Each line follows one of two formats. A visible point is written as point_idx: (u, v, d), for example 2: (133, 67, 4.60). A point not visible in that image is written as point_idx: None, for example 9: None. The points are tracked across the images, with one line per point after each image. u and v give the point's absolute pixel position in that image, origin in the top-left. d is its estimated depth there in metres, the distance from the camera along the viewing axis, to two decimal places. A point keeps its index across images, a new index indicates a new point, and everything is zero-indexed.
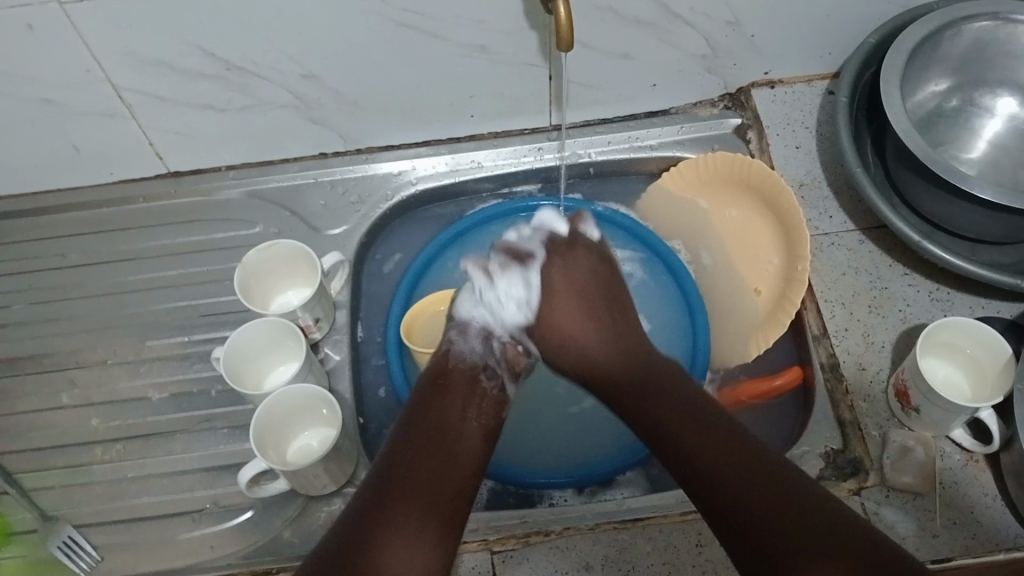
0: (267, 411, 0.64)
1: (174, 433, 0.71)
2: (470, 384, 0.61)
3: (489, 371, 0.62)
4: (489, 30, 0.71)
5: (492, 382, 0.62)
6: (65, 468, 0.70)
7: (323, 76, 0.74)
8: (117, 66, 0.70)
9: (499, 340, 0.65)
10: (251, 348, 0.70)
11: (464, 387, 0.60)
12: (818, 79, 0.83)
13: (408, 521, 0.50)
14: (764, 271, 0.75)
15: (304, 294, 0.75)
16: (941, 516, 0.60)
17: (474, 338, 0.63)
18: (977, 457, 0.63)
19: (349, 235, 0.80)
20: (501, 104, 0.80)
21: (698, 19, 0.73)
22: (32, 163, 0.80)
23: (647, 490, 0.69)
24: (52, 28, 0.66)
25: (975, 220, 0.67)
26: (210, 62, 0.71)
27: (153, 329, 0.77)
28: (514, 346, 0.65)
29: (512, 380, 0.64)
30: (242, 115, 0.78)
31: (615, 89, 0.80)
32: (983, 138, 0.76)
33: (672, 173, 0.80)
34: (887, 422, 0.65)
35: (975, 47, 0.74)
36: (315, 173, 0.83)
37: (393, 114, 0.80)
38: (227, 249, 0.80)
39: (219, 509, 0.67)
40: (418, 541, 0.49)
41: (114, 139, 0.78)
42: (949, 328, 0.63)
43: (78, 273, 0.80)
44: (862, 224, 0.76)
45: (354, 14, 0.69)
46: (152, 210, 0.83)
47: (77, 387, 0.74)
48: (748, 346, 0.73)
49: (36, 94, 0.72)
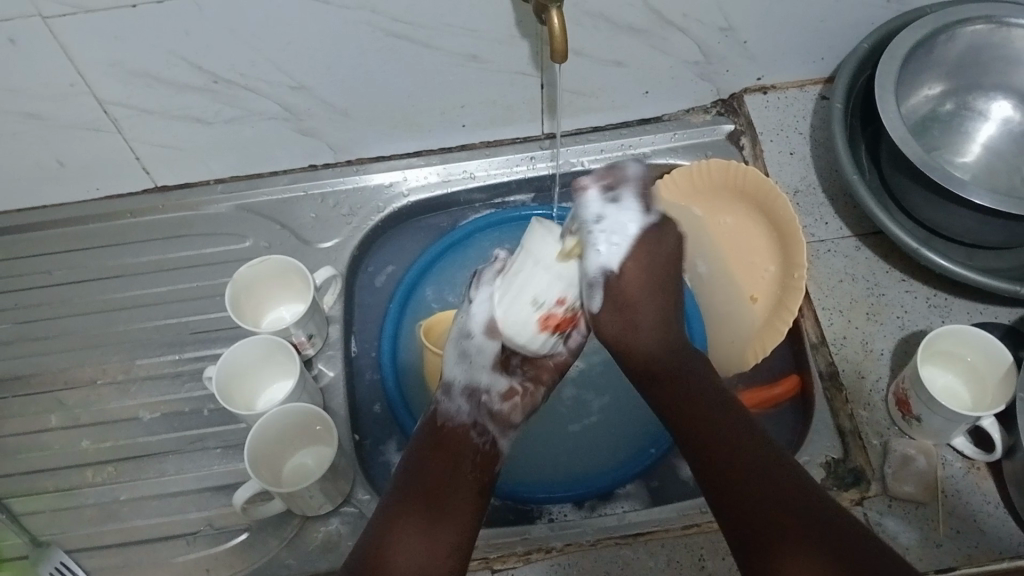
0: (261, 431, 0.63)
1: (166, 453, 0.70)
2: (462, 443, 0.59)
3: (477, 428, 0.61)
4: (481, 39, 0.70)
5: (483, 438, 0.61)
6: (55, 491, 0.69)
7: (313, 87, 0.73)
8: (101, 79, 0.69)
9: (486, 396, 0.62)
10: (244, 367, 0.69)
11: (457, 445, 0.59)
12: (811, 84, 0.83)
13: (407, 532, 0.53)
14: (761, 279, 0.74)
15: (297, 310, 0.74)
16: (944, 525, 0.59)
17: (458, 398, 0.62)
18: (978, 465, 0.62)
19: (340, 248, 0.79)
20: (493, 113, 0.79)
21: (691, 25, 0.73)
22: (17, 179, 0.79)
23: (648, 504, 0.68)
24: (34, 42, 0.65)
25: (973, 226, 0.66)
26: (198, 74, 0.70)
27: (143, 347, 0.75)
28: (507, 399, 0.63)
29: (503, 435, 0.63)
30: (230, 128, 0.77)
31: (607, 96, 0.80)
32: (977, 141, 0.76)
33: (666, 181, 0.78)
34: (887, 430, 0.64)
35: (969, 50, 0.73)
36: (304, 185, 0.82)
37: (383, 124, 0.79)
38: (216, 264, 0.79)
39: (214, 531, 0.66)
40: (415, 543, 0.53)
41: (100, 153, 0.77)
42: (979, 338, 0.62)
43: (65, 290, 0.79)
44: (858, 231, 0.75)
45: (343, 25, 0.68)
46: (139, 225, 0.82)
47: (67, 408, 0.73)
48: (744, 354, 0.73)
49: (21, 109, 0.71)
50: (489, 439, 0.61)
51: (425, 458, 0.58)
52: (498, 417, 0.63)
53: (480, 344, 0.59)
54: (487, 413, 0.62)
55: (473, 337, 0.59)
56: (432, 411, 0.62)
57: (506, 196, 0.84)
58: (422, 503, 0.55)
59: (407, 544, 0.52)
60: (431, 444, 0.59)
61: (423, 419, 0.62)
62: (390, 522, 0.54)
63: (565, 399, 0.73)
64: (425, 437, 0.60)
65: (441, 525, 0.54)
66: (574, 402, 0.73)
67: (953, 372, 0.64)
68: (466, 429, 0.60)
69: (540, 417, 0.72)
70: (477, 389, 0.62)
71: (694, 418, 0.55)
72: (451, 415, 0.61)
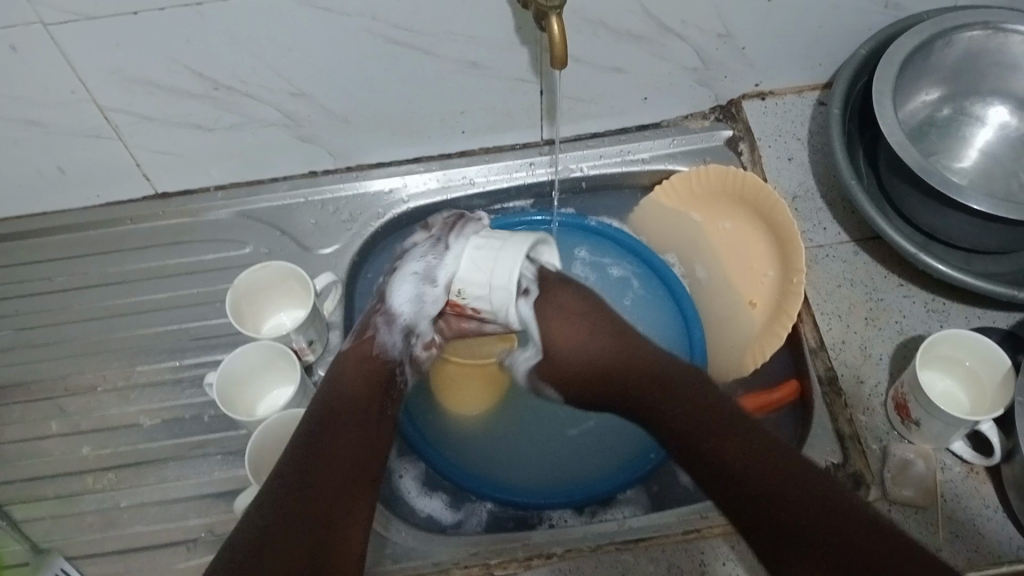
0: (261, 436, 0.63)
1: (167, 459, 0.70)
2: (387, 379, 0.61)
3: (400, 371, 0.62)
4: (481, 45, 0.71)
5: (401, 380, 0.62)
6: (56, 498, 0.69)
7: (314, 94, 0.73)
8: (101, 86, 0.69)
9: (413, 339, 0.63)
10: (245, 373, 0.69)
11: (379, 377, 0.60)
12: (809, 90, 0.83)
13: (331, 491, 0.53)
14: (760, 284, 0.75)
15: (298, 316, 0.74)
16: (944, 529, 0.59)
17: (396, 333, 0.62)
18: (977, 469, 0.62)
19: (340, 254, 0.79)
20: (493, 119, 0.79)
21: (690, 32, 0.73)
22: (17, 186, 0.79)
23: (648, 510, 0.68)
24: (34, 49, 0.65)
25: (970, 231, 0.66)
26: (198, 81, 0.71)
27: (144, 354, 0.75)
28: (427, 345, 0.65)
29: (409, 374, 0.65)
30: (230, 135, 0.77)
31: (606, 102, 0.80)
32: (974, 146, 0.76)
33: (664, 188, 0.79)
34: (887, 435, 0.64)
35: (966, 56, 0.74)
36: (304, 192, 0.82)
37: (383, 130, 0.79)
38: (217, 271, 0.79)
39: (215, 537, 0.66)
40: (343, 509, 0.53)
41: (100, 159, 0.77)
42: (988, 345, 0.62)
43: (65, 297, 0.79)
44: (856, 235, 0.75)
45: (344, 32, 0.68)
46: (139, 231, 0.82)
47: (67, 414, 0.73)
48: (744, 358, 0.73)
49: (21, 115, 0.71)
50: (404, 379, 0.63)
51: (335, 412, 0.57)
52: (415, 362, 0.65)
53: (434, 294, 0.61)
54: (409, 355, 0.63)
55: (433, 287, 0.60)
56: (367, 339, 0.61)
57: (506, 202, 0.84)
58: (343, 473, 0.54)
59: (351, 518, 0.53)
60: (354, 393, 0.59)
61: (354, 346, 0.61)
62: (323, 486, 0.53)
63: (566, 404, 0.73)
64: (350, 385, 0.59)
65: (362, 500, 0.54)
66: (572, 407, 0.74)
67: (952, 377, 0.64)
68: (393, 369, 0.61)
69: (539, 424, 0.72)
70: (411, 331, 0.62)
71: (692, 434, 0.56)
72: (384, 353, 0.61)
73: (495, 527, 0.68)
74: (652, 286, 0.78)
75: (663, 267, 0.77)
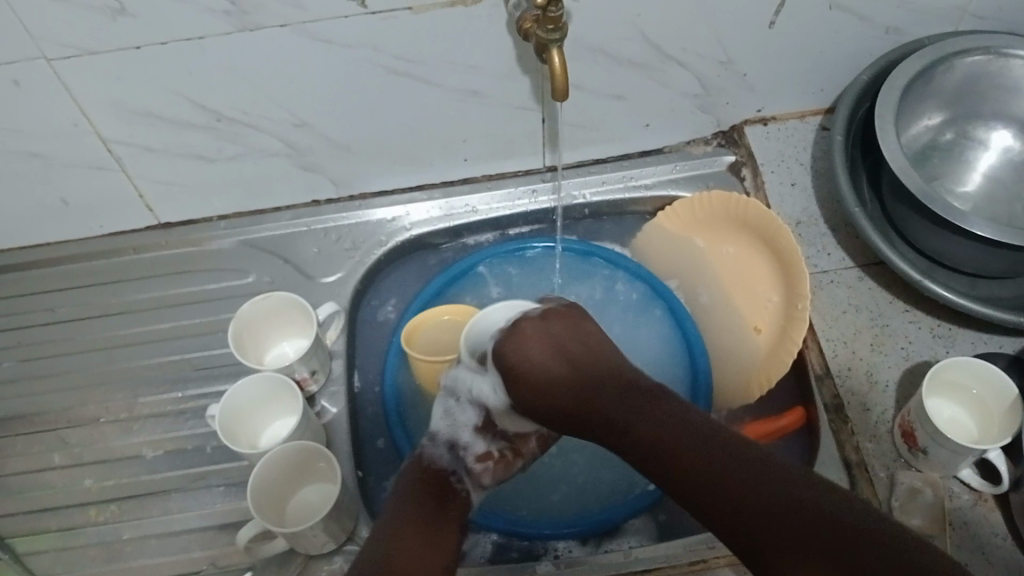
0: (265, 471, 0.62)
1: (169, 491, 0.70)
2: (444, 484, 0.61)
3: (456, 476, 0.63)
4: (483, 75, 0.71)
5: (461, 485, 0.62)
6: (58, 531, 0.69)
7: (315, 123, 0.74)
8: (105, 117, 0.70)
9: (466, 450, 0.65)
10: (246, 405, 0.69)
11: (438, 482, 0.61)
12: (811, 115, 0.83)
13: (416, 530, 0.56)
14: (764, 308, 0.74)
15: (300, 345, 0.74)
16: (953, 558, 0.59)
17: (442, 445, 0.64)
18: (986, 497, 0.62)
19: (343, 282, 0.79)
20: (495, 146, 0.80)
21: (691, 59, 0.73)
22: (22, 219, 0.79)
23: (655, 539, 0.68)
24: (38, 83, 0.65)
25: (975, 256, 0.66)
26: (199, 113, 0.71)
27: (146, 385, 0.75)
28: (484, 458, 0.65)
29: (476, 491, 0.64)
30: (231, 165, 0.77)
31: (608, 129, 0.80)
32: (978, 170, 0.76)
33: (667, 213, 0.80)
34: (894, 463, 0.64)
35: (968, 80, 0.74)
36: (307, 221, 0.82)
37: (385, 159, 0.79)
38: (219, 300, 0.79)
39: (218, 570, 0.65)
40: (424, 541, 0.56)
41: (104, 191, 0.78)
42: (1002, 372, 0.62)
43: (68, 328, 0.79)
44: (861, 260, 0.75)
45: (343, 63, 0.68)
46: (142, 261, 0.82)
47: (70, 446, 0.73)
48: (749, 386, 0.73)
49: (25, 148, 0.71)
50: (464, 487, 0.62)
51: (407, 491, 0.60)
52: (473, 472, 0.64)
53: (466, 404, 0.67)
54: (464, 467, 0.64)
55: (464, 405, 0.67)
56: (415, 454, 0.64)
57: (508, 229, 0.84)
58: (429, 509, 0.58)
59: (405, 549, 0.55)
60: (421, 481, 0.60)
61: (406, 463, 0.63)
62: (397, 535, 0.56)
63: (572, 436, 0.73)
64: (404, 492, 0.60)
65: (434, 548, 0.56)
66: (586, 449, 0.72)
67: (971, 411, 0.64)
68: (445, 475, 0.62)
69: (546, 453, 0.72)
70: (457, 443, 0.65)
71: (713, 476, 0.47)
72: (433, 462, 0.63)
73: (499, 558, 0.67)
74: (654, 311, 0.77)
75: (656, 281, 0.78)
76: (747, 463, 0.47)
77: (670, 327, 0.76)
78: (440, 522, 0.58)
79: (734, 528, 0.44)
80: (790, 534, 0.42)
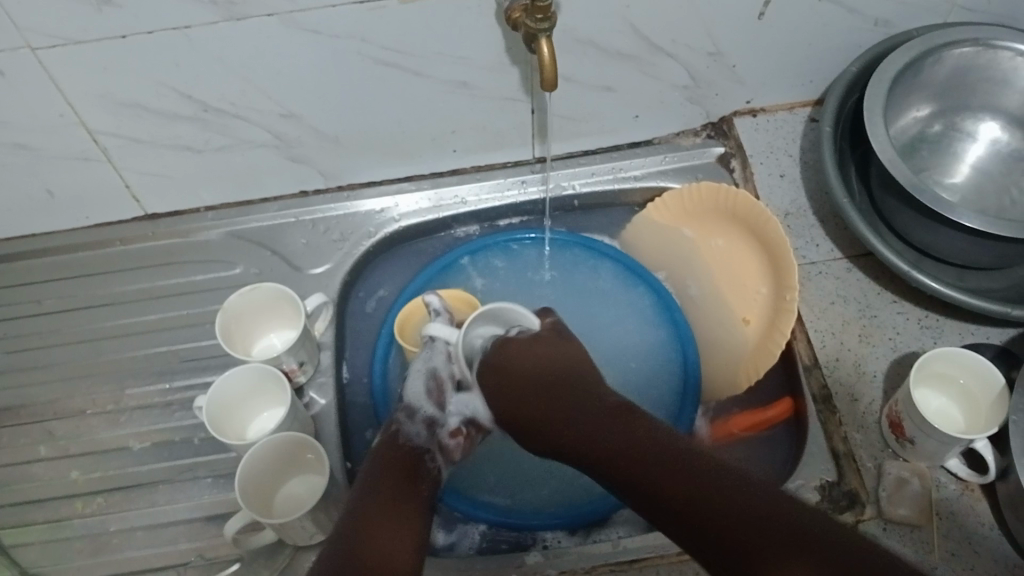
0: (252, 463, 0.62)
1: (157, 483, 0.69)
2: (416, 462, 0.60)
3: (431, 456, 0.62)
4: (472, 66, 0.71)
5: (434, 464, 0.62)
6: (45, 523, 0.69)
7: (304, 114, 0.73)
8: (91, 108, 0.69)
9: (441, 428, 0.64)
10: (233, 397, 0.68)
11: (409, 464, 0.60)
12: (800, 107, 0.83)
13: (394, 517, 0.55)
14: (753, 300, 0.74)
15: (289, 337, 0.74)
16: (939, 548, 0.59)
17: (418, 424, 0.63)
18: (972, 487, 0.62)
19: (331, 274, 0.78)
20: (484, 138, 0.79)
21: (680, 51, 0.73)
22: (7, 210, 0.79)
23: (644, 529, 0.67)
24: (22, 73, 0.65)
25: (962, 247, 0.66)
26: (186, 103, 0.70)
27: (134, 377, 0.75)
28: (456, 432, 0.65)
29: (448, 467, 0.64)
30: (219, 155, 0.77)
31: (597, 121, 0.80)
32: (965, 162, 0.76)
33: (657, 204, 0.79)
34: (882, 453, 0.64)
35: (957, 72, 0.74)
36: (295, 212, 0.82)
37: (373, 150, 0.79)
38: (207, 292, 0.79)
39: (206, 562, 0.65)
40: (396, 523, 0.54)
41: (90, 182, 0.77)
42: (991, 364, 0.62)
43: (54, 320, 0.79)
44: (849, 252, 0.75)
45: (331, 54, 0.68)
46: (129, 253, 0.82)
47: (56, 438, 0.72)
48: (738, 377, 0.73)
49: (10, 139, 0.71)
50: (436, 465, 0.62)
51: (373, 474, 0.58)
52: (446, 451, 0.64)
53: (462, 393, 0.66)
54: (440, 444, 0.63)
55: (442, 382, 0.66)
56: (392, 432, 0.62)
57: (497, 220, 0.84)
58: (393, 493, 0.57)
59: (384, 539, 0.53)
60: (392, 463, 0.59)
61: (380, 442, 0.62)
62: (370, 516, 0.54)
63: None
64: (377, 468, 0.59)
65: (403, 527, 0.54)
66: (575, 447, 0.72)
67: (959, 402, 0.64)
68: (421, 453, 0.61)
69: None
70: (434, 421, 0.64)
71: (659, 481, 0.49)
72: (409, 441, 0.62)
73: (489, 550, 0.67)
74: (642, 302, 0.77)
75: (643, 272, 0.78)
76: (693, 467, 0.49)
77: (659, 319, 0.76)
78: (410, 502, 0.57)
79: (684, 527, 0.46)
80: (741, 529, 0.44)
